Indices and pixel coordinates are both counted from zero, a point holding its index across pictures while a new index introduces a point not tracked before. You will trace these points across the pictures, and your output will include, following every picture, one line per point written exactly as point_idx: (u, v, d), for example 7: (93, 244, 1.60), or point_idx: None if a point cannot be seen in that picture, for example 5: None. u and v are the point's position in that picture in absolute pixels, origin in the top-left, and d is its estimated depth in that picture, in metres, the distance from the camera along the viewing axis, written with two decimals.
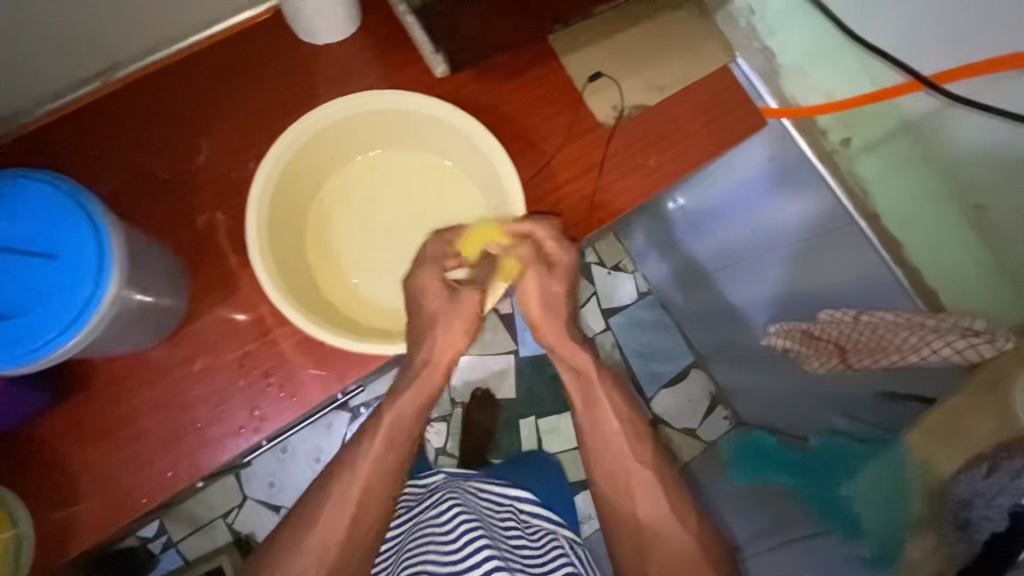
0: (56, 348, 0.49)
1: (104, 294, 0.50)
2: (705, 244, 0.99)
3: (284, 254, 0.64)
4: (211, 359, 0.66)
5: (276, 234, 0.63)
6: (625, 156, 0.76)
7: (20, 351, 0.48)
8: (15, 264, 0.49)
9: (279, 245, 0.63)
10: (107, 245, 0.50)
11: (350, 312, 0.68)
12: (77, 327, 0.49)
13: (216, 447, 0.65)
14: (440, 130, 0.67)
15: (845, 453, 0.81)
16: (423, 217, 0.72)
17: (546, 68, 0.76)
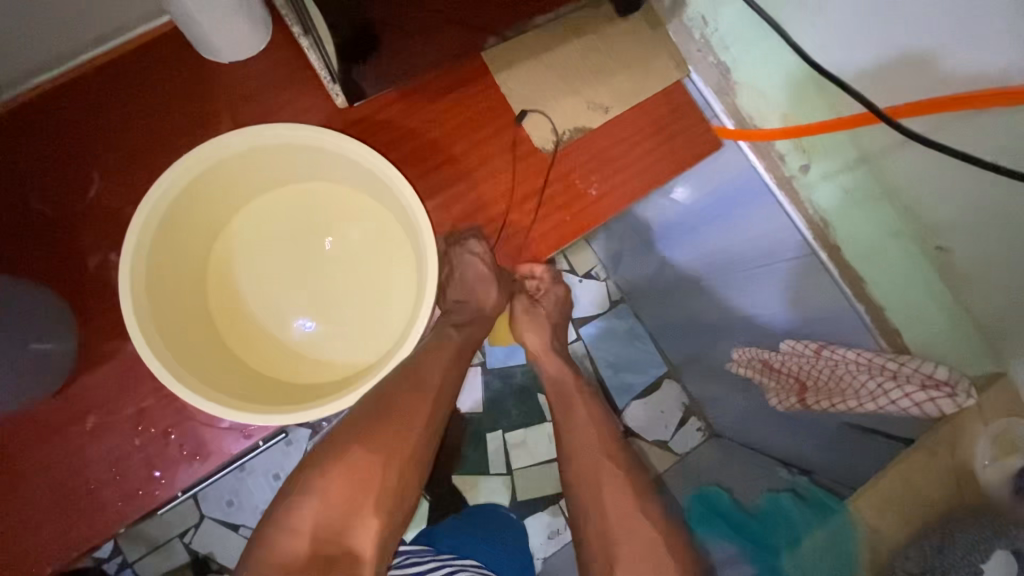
0: None
1: None
2: (690, 250, 0.88)
3: (173, 305, 0.58)
4: (104, 417, 0.61)
5: (162, 283, 0.58)
6: (564, 184, 0.71)
7: None
8: None
9: (167, 296, 0.58)
10: None
11: (253, 364, 0.62)
12: None
13: (112, 511, 0.61)
14: (351, 166, 0.61)
15: (787, 510, 0.67)
16: (340, 257, 0.66)
17: (476, 88, 0.69)
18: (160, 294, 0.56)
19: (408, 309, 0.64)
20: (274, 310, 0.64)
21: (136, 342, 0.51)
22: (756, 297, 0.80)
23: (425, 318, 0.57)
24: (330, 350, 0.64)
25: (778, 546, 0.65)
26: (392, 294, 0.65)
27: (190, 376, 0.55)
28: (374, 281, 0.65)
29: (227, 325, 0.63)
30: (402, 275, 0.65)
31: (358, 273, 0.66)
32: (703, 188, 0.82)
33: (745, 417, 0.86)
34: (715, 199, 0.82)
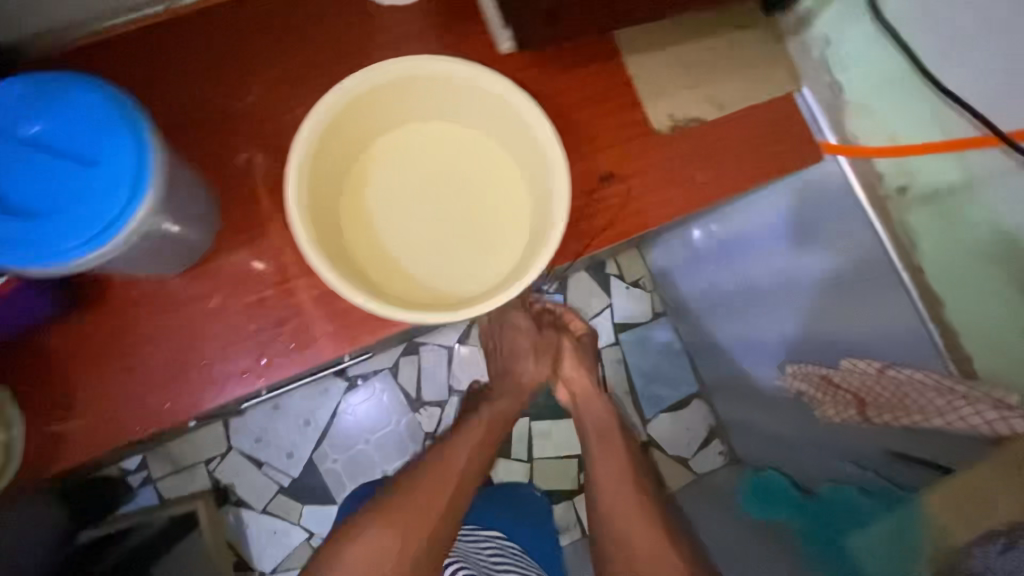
0: (81, 256, 0.48)
1: (132, 213, 0.48)
2: (737, 272, 0.94)
3: (319, 204, 0.63)
4: (227, 299, 0.66)
5: (315, 183, 0.62)
6: (672, 167, 0.75)
7: (47, 252, 0.47)
8: (47, 170, 0.48)
9: (317, 195, 0.63)
10: (144, 163, 0.49)
11: (373, 276, 0.66)
12: (103, 240, 0.48)
13: (219, 386, 0.66)
14: (495, 111, 0.66)
15: (857, 501, 0.76)
16: (465, 194, 0.70)
17: (606, 67, 0.75)
18: (310, 194, 0.61)
19: (521, 250, 0.67)
20: (396, 231, 0.69)
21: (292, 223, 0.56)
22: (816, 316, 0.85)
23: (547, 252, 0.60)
24: (442, 277, 0.68)
25: (845, 529, 0.76)
26: (507, 235, 0.69)
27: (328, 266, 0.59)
28: (492, 220, 0.69)
29: (353, 237, 0.68)
30: (518, 217, 0.69)
31: (479, 212, 0.70)
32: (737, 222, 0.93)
33: (794, 435, 0.90)
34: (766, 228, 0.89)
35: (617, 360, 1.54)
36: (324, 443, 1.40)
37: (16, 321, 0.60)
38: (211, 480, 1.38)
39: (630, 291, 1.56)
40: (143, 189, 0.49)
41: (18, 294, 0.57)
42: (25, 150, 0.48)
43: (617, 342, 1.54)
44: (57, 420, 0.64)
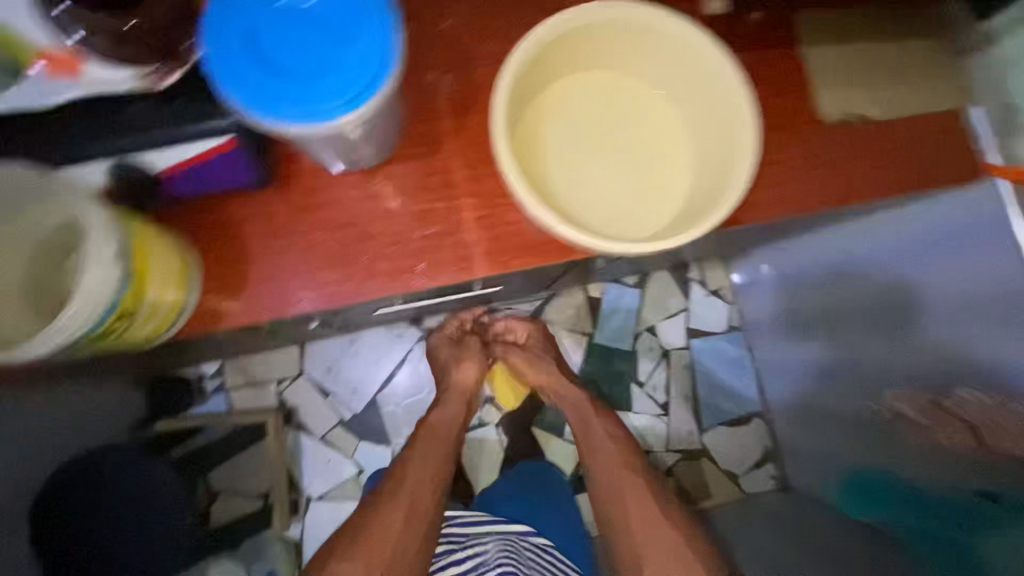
0: (283, 123, 0.53)
1: (339, 114, 0.53)
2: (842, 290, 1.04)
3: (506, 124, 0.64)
4: (399, 203, 0.70)
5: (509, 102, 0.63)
6: (834, 159, 0.76)
7: (262, 107, 0.52)
8: (302, 45, 0.52)
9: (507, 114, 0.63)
10: (379, 81, 0.53)
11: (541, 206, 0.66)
12: (307, 121, 0.53)
13: (377, 283, 0.69)
14: (688, 68, 0.66)
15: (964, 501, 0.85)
16: (633, 145, 0.70)
17: (783, 50, 0.76)
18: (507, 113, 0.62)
19: (683, 208, 0.67)
20: (565, 170, 0.69)
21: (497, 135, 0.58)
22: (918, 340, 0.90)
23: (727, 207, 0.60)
24: (601, 219, 0.67)
25: (965, 525, 0.84)
26: (669, 191, 0.69)
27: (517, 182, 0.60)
28: (657, 175, 0.70)
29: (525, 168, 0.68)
30: (684, 176, 0.69)
31: (644, 164, 0.70)
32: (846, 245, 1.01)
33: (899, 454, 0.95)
34: (870, 253, 0.96)
35: (685, 364, 1.54)
36: (390, 386, 1.45)
37: (219, 184, 0.65)
38: (279, 399, 1.44)
39: (709, 299, 1.56)
40: (361, 101, 0.53)
41: (227, 155, 0.61)
42: (295, 22, 0.52)
43: (687, 347, 1.54)
44: (227, 284, 0.68)
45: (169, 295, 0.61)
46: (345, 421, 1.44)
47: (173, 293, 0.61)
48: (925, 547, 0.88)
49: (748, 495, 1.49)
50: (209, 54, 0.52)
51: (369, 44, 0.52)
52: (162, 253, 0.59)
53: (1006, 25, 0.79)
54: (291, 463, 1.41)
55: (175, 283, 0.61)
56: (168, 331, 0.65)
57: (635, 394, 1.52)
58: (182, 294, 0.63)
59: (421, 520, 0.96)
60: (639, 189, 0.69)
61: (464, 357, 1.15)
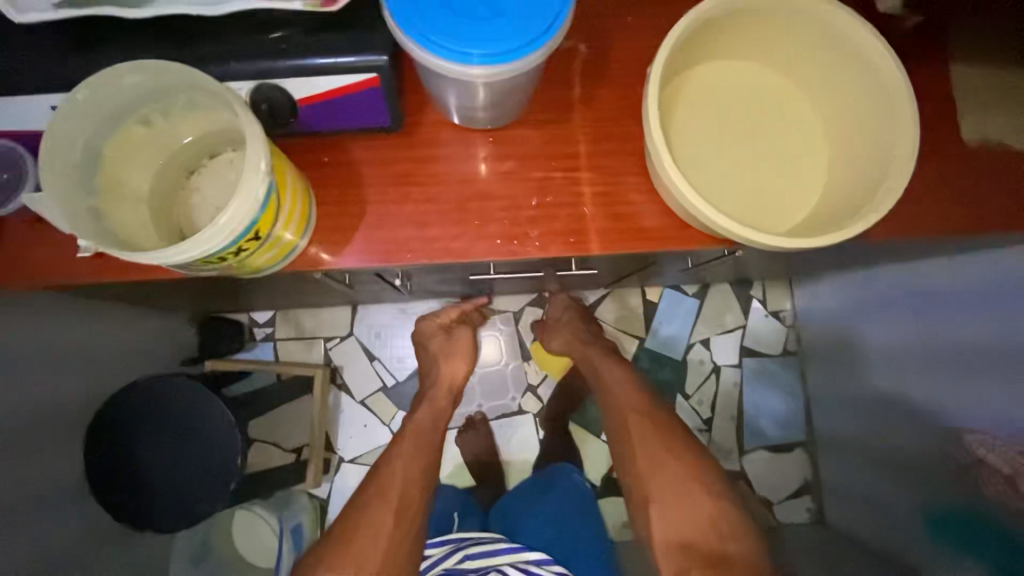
0: (428, 53, 0.52)
1: (479, 63, 0.52)
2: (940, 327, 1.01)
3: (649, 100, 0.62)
4: (520, 167, 0.68)
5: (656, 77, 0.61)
6: (969, 184, 0.73)
7: (413, 32, 0.51)
8: None
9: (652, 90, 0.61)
10: (532, 46, 0.52)
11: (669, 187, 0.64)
12: (449, 58, 0.51)
13: (486, 245, 0.67)
14: (844, 67, 0.63)
15: None
16: (770, 140, 0.67)
17: (927, 68, 0.74)
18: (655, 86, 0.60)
19: (817, 211, 0.64)
20: (695, 155, 0.66)
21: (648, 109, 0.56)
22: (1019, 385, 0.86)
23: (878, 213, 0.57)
24: (730, 210, 0.65)
25: None
26: (803, 192, 0.66)
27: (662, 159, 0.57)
28: (791, 173, 0.66)
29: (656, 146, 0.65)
30: (818, 178, 0.66)
31: (778, 159, 0.67)
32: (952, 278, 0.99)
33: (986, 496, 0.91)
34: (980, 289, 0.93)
35: (733, 383, 1.50)
36: None
37: (349, 123, 0.64)
38: (325, 357, 1.44)
39: (767, 321, 1.52)
40: (508, 59, 0.52)
41: (366, 93, 0.60)
42: None
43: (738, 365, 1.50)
44: (337, 225, 0.67)
45: (289, 231, 0.60)
46: (386, 388, 1.43)
47: (292, 229, 0.61)
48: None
49: (780, 525, 1.45)
50: None
51: (543, 12, 0.51)
52: (291, 187, 0.58)
53: None
54: (328, 423, 1.41)
55: (296, 220, 0.61)
56: (274, 266, 0.64)
57: (678, 405, 1.49)
58: (298, 232, 0.62)
59: (409, 526, 0.85)
60: (770, 185, 0.66)
61: (454, 352, 1.09)
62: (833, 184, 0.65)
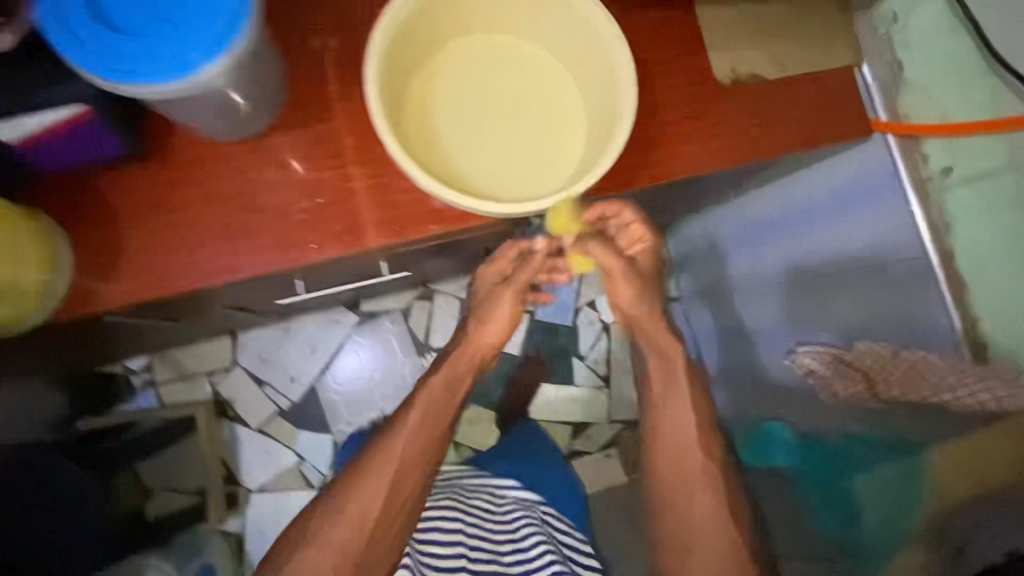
0: (152, 85, 0.50)
1: (203, 66, 0.51)
2: (753, 256, 1.00)
3: (390, 86, 0.63)
4: (285, 174, 0.67)
5: (393, 61, 0.63)
6: (728, 117, 0.76)
7: (122, 73, 0.50)
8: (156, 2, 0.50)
9: (389, 73, 0.63)
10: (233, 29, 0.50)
11: (428, 166, 0.67)
12: (173, 77, 0.50)
13: (264, 256, 0.66)
14: (578, 32, 0.66)
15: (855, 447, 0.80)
16: (529, 111, 0.70)
17: (678, 15, 0.77)
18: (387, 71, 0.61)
19: (571, 174, 0.68)
20: (454, 131, 0.69)
21: (369, 94, 0.58)
22: (821, 300, 0.89)
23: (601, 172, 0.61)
24: (492, 184, 0.69)
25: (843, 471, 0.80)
26: (563, 155, 0.70)
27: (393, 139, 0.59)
28: (549, 138, 0.70)
29: (413, 127, 0.68)
30: (576, 138, 0.70)
31: (537, 126, 0.70)
32: (755, 205, 0.97)
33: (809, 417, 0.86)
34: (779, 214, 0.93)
35: (623, 337, 1.56)
36: (329, 372, 1.44)
37: (84, 156, 0.61)
38: (213, 392, 1.40)
39: None
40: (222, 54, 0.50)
41: (85, 125, 0.57)
42: None
43: None
44: (101, 266, 0.64)
45: (31, 276, 0.58)
46: (283, 411, 1.42)
47: (36, 274, 0.59)
48: (817, 511, 0.81)
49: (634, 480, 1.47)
50: (56, 26, 0.49)
51: (208, 17, 0.50)
52: (2, 218, 0.56)
53: None
54: (227, 455, 1.39)
55: (35, 265, 0.59)
56: (34, 318, 0.62)
57: (575, 367, 1.54)
58: (47, 278, 0.60)
59: None
60: (529, 151, 0.70)
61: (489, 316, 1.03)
62: (586, 143, 0.69)
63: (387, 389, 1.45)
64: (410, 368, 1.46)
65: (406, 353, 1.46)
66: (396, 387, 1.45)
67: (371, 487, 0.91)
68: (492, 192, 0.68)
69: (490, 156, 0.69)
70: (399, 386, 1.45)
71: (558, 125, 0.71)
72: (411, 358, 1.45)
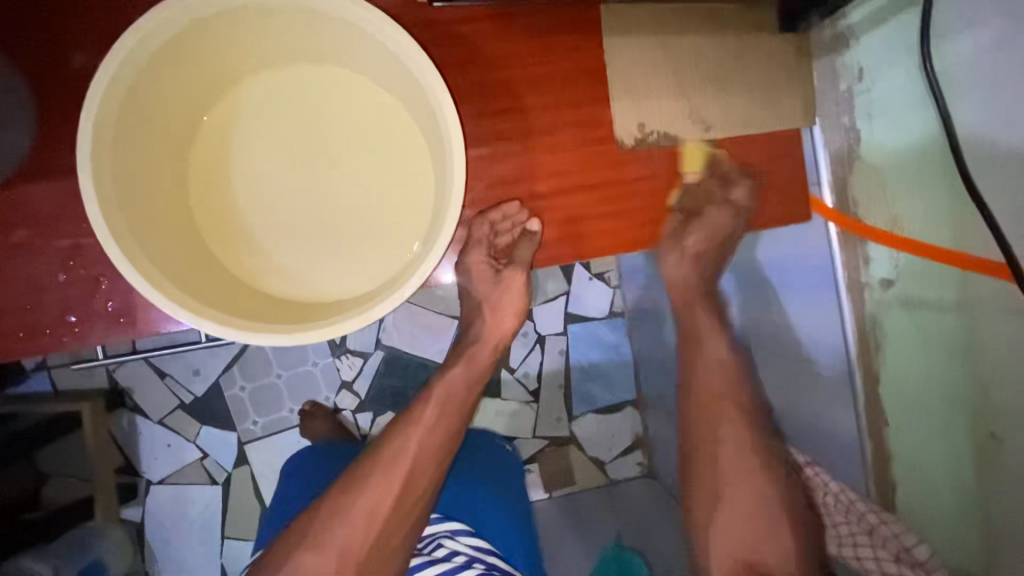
0: None
1: None
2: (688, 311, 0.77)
3: (146, 142, 0.48)
4: (33, 236, 0.53)
5: (143, 111, 0.47)
6: (632, 191, 0.60)
7: None
8: None
9: (137, 132, 0.47)
10: None
11: (212, 244, 0.53)
12: None
13: (11, 341, 0.54)
14: (408, 79, 0.50)
15: None
16: (349, 176, 0.55)
17: (581, 45, 0.58)
18: (129, 132, 0.46)
19: (397, 266, 0.54)
20: (254, 195, 0.55)
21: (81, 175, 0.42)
22: None
23: (414, 282, 0.48)
24: (300, 270, 0.55)
25: None
26: (393, 234, 0.55)
27: (127, 235, 0.44)
28: (377, 212, 0.56)
29: (197, 191, 0.54)
30: (411, 215, 0.55)
31: (362, 194, 0.56)
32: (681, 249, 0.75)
33: None
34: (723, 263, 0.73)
35: (559, 350, 1.41)
36: (235, 367, 1.35)
37: None
38: (110, 379, 1.32)
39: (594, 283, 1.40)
40: None
41: None
42: None
43: (564, 333, 1.40)
44: None
45: None
46: (185, 405, 1.34)
47: None
48: None
49: (549, 496, 1.40)
50: None
51: None
52: None
53: (862, 25, 0.59)
54: (128, 445, 1.33)
55: None
56: None
57: (504, 380, 1.40)
58: None
59: None
60: (349, 229, 0.55)
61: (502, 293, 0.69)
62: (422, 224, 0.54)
63: (298, 388, 1.36)
64: (323, 368, 1.37)
65: (321, 351, 1.36)
66: (307, 387, 1.36)
67: (367, 497, 0.69)
68: (298, 280, 0.55)
69: (300, 232, 0.55)
70: (311, 386, 1.36)
71: (391, 195, 0.55)
72: (325, 358, 1.36)
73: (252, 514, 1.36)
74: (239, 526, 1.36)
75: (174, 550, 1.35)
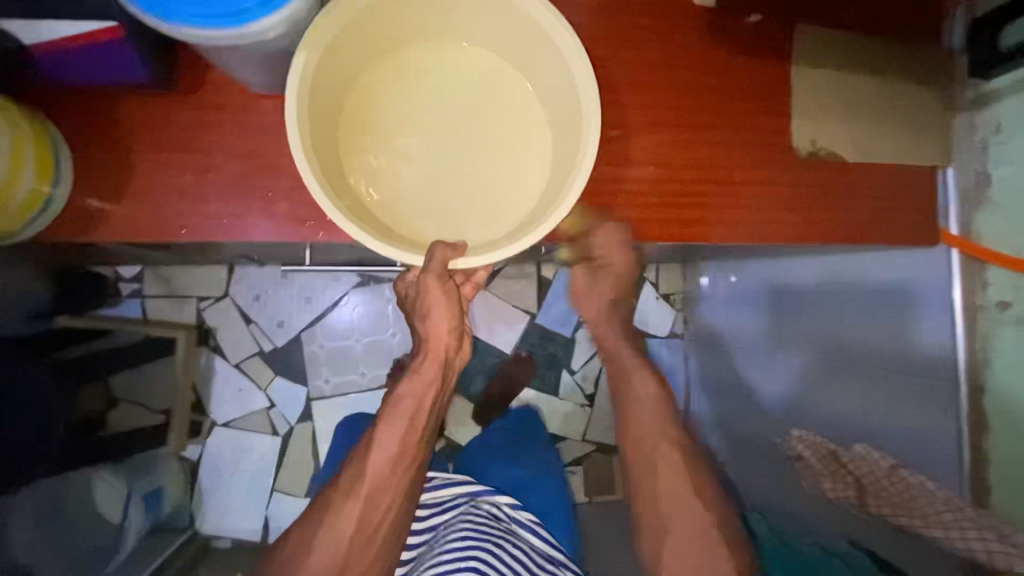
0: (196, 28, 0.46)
1: (260, 17, 0.47)
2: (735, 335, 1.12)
3: (334, 76, 0.61)
4: None
5: (342, 52, 0.60)
6: (800, 192, 0.71)
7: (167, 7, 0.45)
8: None
9: (334, 67, 0.60)
10: None
11: (351, 173, 0.65)
12: (221, 24, 0.46)
13: (273, 224, 0.62)
14: (557, 65, 0.63)
15: None
16: (480, 145, 0.68)
17: (775, 68, 0.71)
18: (329, 64, 0.59)
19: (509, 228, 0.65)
20: (398, 142, 0.67)
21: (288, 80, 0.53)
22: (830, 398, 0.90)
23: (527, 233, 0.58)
24: (412, 205, 0.67)
25: None
26: (509, 202, 0.67)
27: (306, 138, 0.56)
28: (498, 178, 0.68)
29: (351, 129, 0.66)
30: (527, 188, 0.67)
31: (488, 162, 0.68)
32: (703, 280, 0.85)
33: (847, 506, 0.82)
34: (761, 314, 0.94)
35: None
36: (318, 325, 1.41)
37: (105, 77, 0.57)
38: (198, 317, 1.37)
39: None
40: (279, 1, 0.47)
41: (116, 45, 0.53)
42: None
43: None
44: (105, 189, 0.60)
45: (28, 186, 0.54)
46: (264, 352, 1.39)
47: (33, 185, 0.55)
48: None
49: (589, 502, 1.42)
50: None
51: None
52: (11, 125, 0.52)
53: (1003, 90, 0.71)
54: (200, 382, 1.37)
55: (35, 171, 0.55)
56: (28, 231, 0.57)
57: (562, 380, 1.44)
58: (46, 188, 0.56)
59: None
60: (471, 188, 0.67)
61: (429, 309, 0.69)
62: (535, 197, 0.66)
63: (372, 355, 1.42)
64: (399, 340, 1.43)
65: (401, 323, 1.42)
66: (381, 356, 1.42)
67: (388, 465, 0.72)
68: (413, 218, 0.66)
69: (432, 182, 0.67)
70: (384, 355, 1.42)
71: (512, 168, 0.68)
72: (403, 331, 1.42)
73: (304, 470, 1.39)
74: (290, 480, 1.39)
75: (224, 494, 1.37)
